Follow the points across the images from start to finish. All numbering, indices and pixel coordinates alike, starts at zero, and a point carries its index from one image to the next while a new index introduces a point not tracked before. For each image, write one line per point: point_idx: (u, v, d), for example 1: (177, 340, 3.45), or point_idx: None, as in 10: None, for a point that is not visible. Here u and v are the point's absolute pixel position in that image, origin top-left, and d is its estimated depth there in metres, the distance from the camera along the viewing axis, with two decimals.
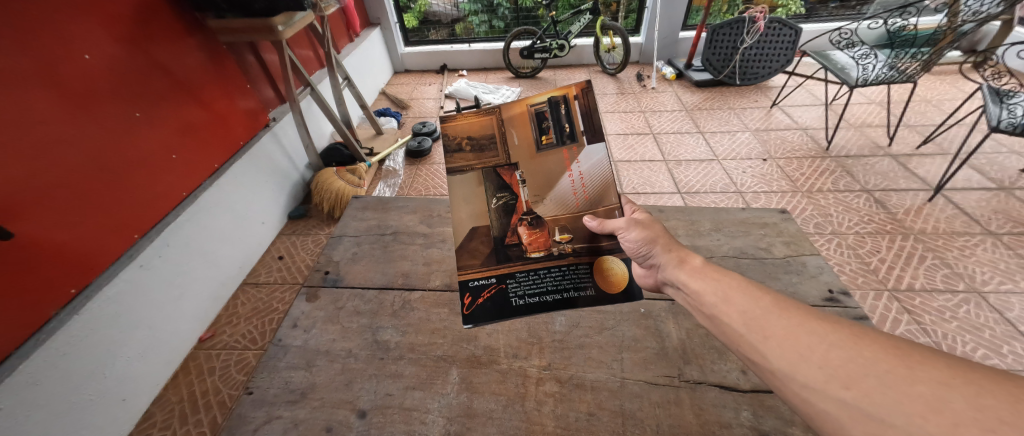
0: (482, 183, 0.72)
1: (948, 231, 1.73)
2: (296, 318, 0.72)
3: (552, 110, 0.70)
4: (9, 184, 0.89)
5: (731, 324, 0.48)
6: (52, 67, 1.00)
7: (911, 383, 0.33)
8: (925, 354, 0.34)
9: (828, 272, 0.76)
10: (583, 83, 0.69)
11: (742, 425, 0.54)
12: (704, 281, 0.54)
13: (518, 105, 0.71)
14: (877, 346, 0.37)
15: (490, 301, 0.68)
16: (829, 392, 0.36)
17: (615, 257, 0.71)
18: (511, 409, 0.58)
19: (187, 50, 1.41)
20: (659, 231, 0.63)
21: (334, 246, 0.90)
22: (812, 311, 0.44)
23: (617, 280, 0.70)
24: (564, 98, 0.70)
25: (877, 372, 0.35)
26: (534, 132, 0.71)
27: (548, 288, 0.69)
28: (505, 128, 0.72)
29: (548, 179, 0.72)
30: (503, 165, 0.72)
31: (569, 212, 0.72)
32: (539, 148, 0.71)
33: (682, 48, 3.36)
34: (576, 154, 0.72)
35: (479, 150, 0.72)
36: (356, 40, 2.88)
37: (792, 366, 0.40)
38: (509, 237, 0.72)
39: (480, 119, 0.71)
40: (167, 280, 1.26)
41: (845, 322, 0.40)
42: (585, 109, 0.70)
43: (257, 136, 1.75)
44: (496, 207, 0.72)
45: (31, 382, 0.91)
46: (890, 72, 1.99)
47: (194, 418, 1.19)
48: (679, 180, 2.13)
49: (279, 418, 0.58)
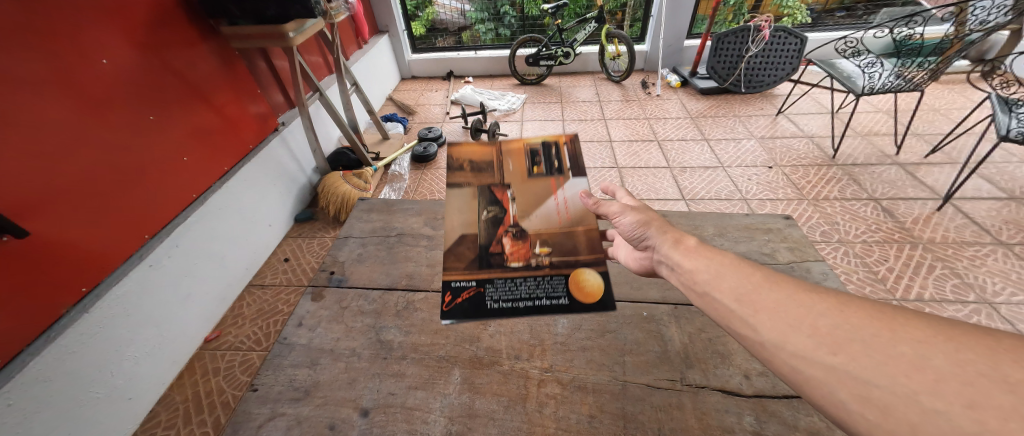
0: (475, 196, 0.76)
1: (958, 241, 1.71)
2: (301, 317, 0.73)
3: (544, 150, 0.80)
4: (24, 184, 0.92)
5: (724, 300, 0.48)
6: (70, 71, 1.03)
7: (895, 344, 0.35)
8: (907, 316, 0.36)
9: (832, 278, 0.75)
10: (571, 133, 0.82)
11: (743, 430, 0.54)
12: (697, 261, 0.53)
13: (516, 142, 0.82)
14: (861, 311, 0.39)
15: (468, 302, 0.64)
16: (818, 358, 0.37)
17: (593, 270, 0.68)
18: (512, 410, 0.58)
19: (200, 56, 1.44)
20: (652, 214, 0.64)
21: (340, 246, 0.91)
22: (801, 283, 0.45)
23: (593, 289, 0.65)
24: (555, 142, 0.81)
25: (863, 336, 0.37)
26: (527, 162, 0.79)
27: (528, 295, 0.64)
28: (502, 157, 0.81)
29: (535, 200, 0.75)
30: (496, 184, 0.77)
31: (552, 227, 0.72)
32: (529, 175, 0.77)
33: (687, 56, 3.38)
34: (563, 184, 0.77)
35: (477, 171, 0.79)
36: (363, 47, 2.93)
37: (782, 336, 0.41)
38: (492, 245, 0.70)
39: (483, 148, 0.83)
40: (174, 280, 1.28)
41: (831, 291, 0.42)
42: (573, 153, 0.80)
43: (266, 140, 1.78)
44: (485, 219, 0.74)
45: (40, 380, 0.92)
46: (896, 81, 2.00)
47: (198, 418, 1.21)
48: (684, 187, 2.13)
49: (283, 416, 0.58)
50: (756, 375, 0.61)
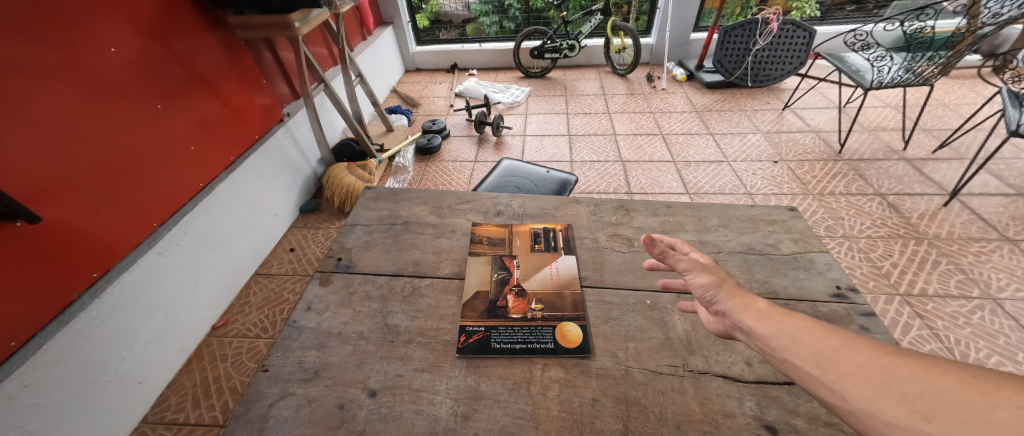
0: (489, 263, 0.82)
1: (963, 237, 1.70)
2: (310, 301, 0.74)
3: (545, 233, 0.90)
4: (36, 170, 0.93)
5: (804, 367, 0.45)
6: (79, 60, 1.04)
7: (989, 409, 0.32)
8: (998, 377, 0.34)
9: (837, 269, 0.76)
10: (567, 224, 0.92)
11: (745, 415, 0.55)
12: (771, 325, 0.50)
13: (523, 227, 0.92)
14: (950, 375, 0.37)
15: (473, 342, 0.66)
16: (912, 427, 0.35)
17: (575, 323, 0.69)
18: (517, 393, 0.59)
19: (206, 46, 1.45)
20: (722, 275, 0.60)
21: (347, 234, 0.92)
22: (880, 344, 0.43)
23: (576, 337, 0.66)
24: (553, 229, 0.91)
25: (956, 402, 0.34)
26: (530, 241, 0.87)
27: (523, 339, 0.66)
28: (512, 235, 0.89)
29: (535, 268, 0.80)
30: (507, 255, 0.84)
31: (547, 289, 0.75)
32: (532, 249, 0.85)
33: (693, 49, 3.35)
34: (557, 258, 0.82)
35: (492, 244, 0.87)
36: (368, 39, 2.91)
37: (871, 403, 0.39)
38: (500, 300, 0.73)
39: (498, 228, 0.92)
40: (182, 268, 1.30)
41: (918, 354, 0.40)
42: (567, 237, 0.89)
43: (271, 131, 1.79)
44: (496, 280, 0.78)
45: (54, 363, 0.94)
46: (907, 75, 1.96)
47: (207, 403, 1.23)
48: (688, 181, 2.13)
49: (293, 395, 0.59)
50: (757, 362, 0.62)
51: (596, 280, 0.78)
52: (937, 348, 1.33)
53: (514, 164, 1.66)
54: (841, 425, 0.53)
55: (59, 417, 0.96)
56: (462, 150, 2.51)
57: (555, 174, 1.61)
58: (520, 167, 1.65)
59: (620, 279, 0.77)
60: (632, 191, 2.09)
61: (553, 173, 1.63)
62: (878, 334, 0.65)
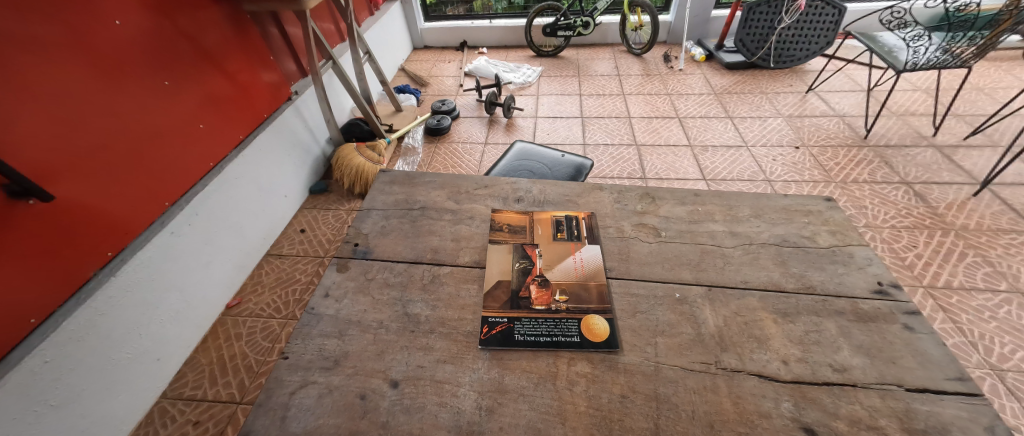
0: (511, 252, 0.79)
1: (993, 228, 1.64)
2: (328, 288, 0.73)
3: (566, 221, 0.87)
4: (49, 147, 0.91)
5: None
6: (87, 35, 1.00)
7: None
8: None
9: (878, 264, 0.72)
10: (589, 213, 0.89)
11: (783, 416, 0.53)
12: None
13: (544, 214, 0.89)
14: None
15: (496, 333, 0.64)
16: None
17: (602, 316, 0.67)
18: (542, 387, 0.57)
19: (212, 20, 1.39)
20: None
21: (363, 218, 0.90)
22: None
23: (603, 331, 0.64)
24: (574, 216, 0.88)
25: None
26: (552, 229, 0.84)
27: (547, 332, 0.64)
28: (533, 224, 0.86)
29: (558, 257, 0.77)
30: (528, 243, 0.81)
31: (569, 279, 0.73)
32: (554, 238, 0.82)
33: (713, 28, 3.19)
34: (579, 248, 0.80)
35: (513, 232, 0.84)
36: (376, 14, 2.81)
37: None
38: (523, 291, 0.71)
39: (519, 215, 0.89)
40: (195, 248, 1.30)
41: None
42: (589, 225, 0.86)
43: (280, 110, 1.75)
44: (518, 269, 0.75)
45: (73, 339, 0.95)
46: (943, 56, 1.85)
47: (223, 380, 1.25)
48: (705, 167, 2.06)
49: (314, 383, 0.58)
50: (795, 361, 0.59)
51: (622, 271, 0.75)
52: (960, 343, 1.30)
53: (527, 147, 1.61)
54: (886, 430, 0.51)
55: (81, 393, 0.98)
56: (473, 132, 2.45)
57: (570, 158, 1.56)
58: (535, 150, 1.60)
59: (647, 271, 0.74)
60: (647, 177, 2.03)
61: (568, 157, 1.58)
62: (924, 334, 0.61)
